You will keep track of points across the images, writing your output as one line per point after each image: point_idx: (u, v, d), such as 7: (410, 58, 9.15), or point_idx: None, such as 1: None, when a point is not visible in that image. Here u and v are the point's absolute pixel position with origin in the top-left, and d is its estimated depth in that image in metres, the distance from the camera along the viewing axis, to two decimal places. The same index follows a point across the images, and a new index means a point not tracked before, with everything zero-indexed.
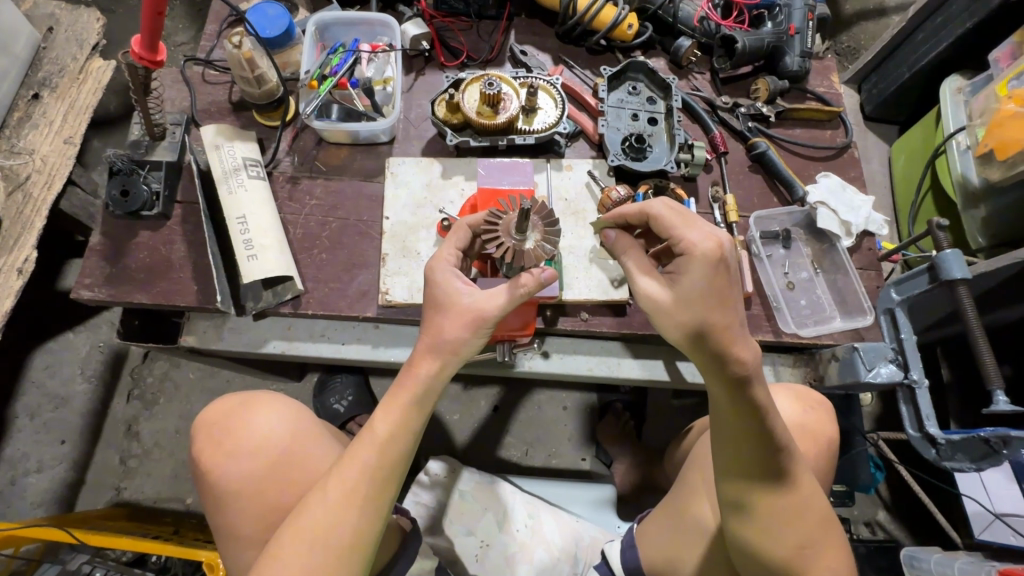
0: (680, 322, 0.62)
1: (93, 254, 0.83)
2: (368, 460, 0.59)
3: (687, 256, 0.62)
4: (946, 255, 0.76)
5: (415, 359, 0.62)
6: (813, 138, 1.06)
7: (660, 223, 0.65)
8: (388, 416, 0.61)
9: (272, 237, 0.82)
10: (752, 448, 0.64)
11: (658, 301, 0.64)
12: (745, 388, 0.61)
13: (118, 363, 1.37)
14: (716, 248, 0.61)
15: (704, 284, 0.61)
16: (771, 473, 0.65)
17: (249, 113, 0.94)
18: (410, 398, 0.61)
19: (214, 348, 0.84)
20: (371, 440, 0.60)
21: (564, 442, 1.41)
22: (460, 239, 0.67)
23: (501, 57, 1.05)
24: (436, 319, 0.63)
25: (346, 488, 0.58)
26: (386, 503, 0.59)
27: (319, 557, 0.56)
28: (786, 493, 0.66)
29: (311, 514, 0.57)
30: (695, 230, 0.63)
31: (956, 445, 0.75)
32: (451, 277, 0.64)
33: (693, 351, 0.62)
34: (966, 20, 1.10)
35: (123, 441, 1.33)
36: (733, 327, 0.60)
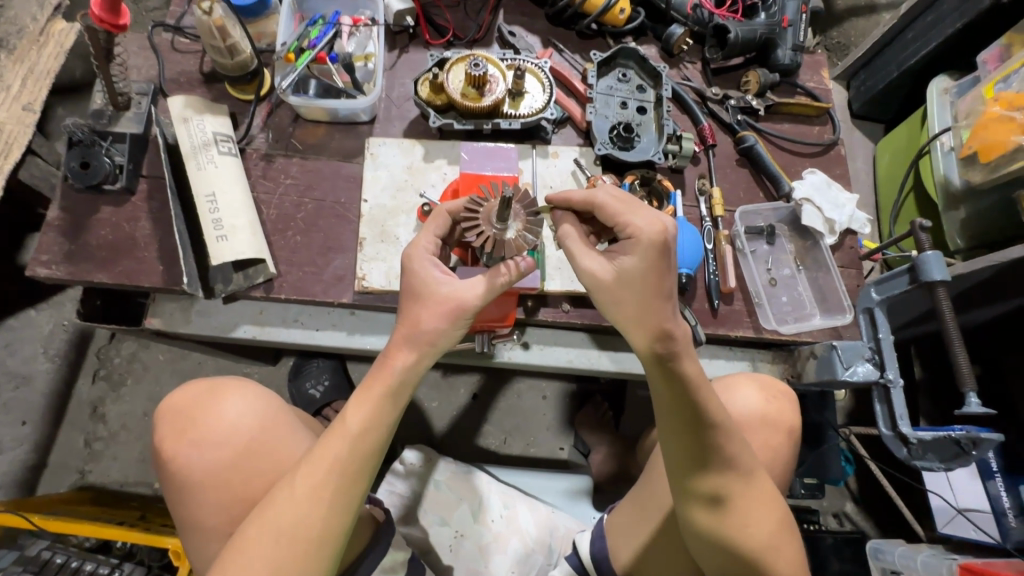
0: (621, 306, 0.62)
1: (50, 229, 0.79)
2: (338, 454, 0.57)
3: (632, 241, 0.61)
4: (926, 257, 0.76)
5: (391, 349, 0.60)
6: (801, 134, 1.06)
7: (606, 211, 0.63)
8: (361, 409, 0.59)
9: (242, 217, 0.78)
10: (704, 439, 0.63)
11: (599, 282, 0.62)
12: (678, 369, 0.61)
13: (83, 343, 1.32)
14: (660, 234, 0.60)
15: (648, 269, 0.60)
16: (733, 470, 0.65)
17: (221, 85, 0.90)
18: (385, 391, 0.59)
19: (181, 331, 0.81)
20: (342, 434, 0.58)
21: (543, 431, 1.41)
22: (439, 225, 0.65)
23: (489, 38, 1.01)
24: (412, 308, 0.61)
25: (315, 483, 0.56)
26: (356, 501, 0.58)
27: (284, 553, 0.54)
28: (751, 492, 0.66)
29: (278, 509, 0.55)
30: (641, 214, 0.61)
31: (927, 444, 0.76)
32: (427, 265, 0.61)
33: (630, 329, 0.62)
34: (956, 19, 1.10)
35: (89, 424, 1.28)
36: (665, 308, 0.60)
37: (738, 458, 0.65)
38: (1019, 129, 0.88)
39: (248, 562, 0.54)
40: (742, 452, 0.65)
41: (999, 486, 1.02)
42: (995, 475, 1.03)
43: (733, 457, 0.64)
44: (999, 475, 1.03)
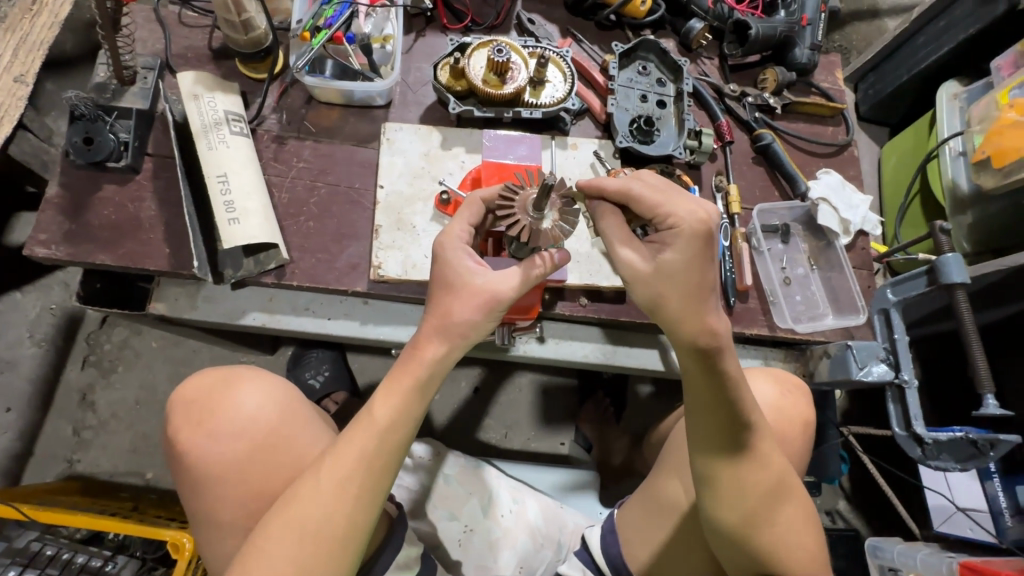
0: (663, 299, 0.61)
1: (49, 207, 0.75)
2: (366, 448, 0.58)
3: (674, 232, 0.59)
4: (946, 259, 0.76)
5: (420, 342, 0.61)
6: (816, 134, 1.06)
7: (643, 202, 0.60)
8: (388, 402, 0.59)
9: (255, 200, 0.75)
10: (738, 434, 0.65)
11: (640, 275, 0.61)
12: (720, 366, 0.62)
13: (72, 328, 1.28)
14: (703, 224, 0.58)
15: (691, 261, 0.59)
16: (762, 465, 0.66)
17: (232, 62, 0.86)
18: (412, 385, 0.60)
19: (187, 317, 0.78)
20: (369, 428, 0.59)
21: (545, 427, 1.40)
22: (473, 213, 0.65)
23: (507, 25, 0.99)
24: (449, 299, 0.61)
25: (341, 475, 0.57)
26: (382, 493, 0.59)
27: (311, 545, 0.55)
28: (779, 489, 0.67)
29: (304, 502, 0.56)
30: (683, 204, 0.59)
31: (942, 445, 0.77)
32: (459, 258, 0.62)
33: (673, 328, 0.62)
34: (970, 25, 1.10)
35: (77, 412, 1.24)
36: (707, 303, 0.60)
37: (766, 454, 0.67)
38: None
39: (274, 555, 0.54)
40: (769, 449, 0.67)
41: (997, 487, 1.06)
42: (993, 476, 1.06)
43: (760, 452, 0.66)
44: (996, 476, 1.06)
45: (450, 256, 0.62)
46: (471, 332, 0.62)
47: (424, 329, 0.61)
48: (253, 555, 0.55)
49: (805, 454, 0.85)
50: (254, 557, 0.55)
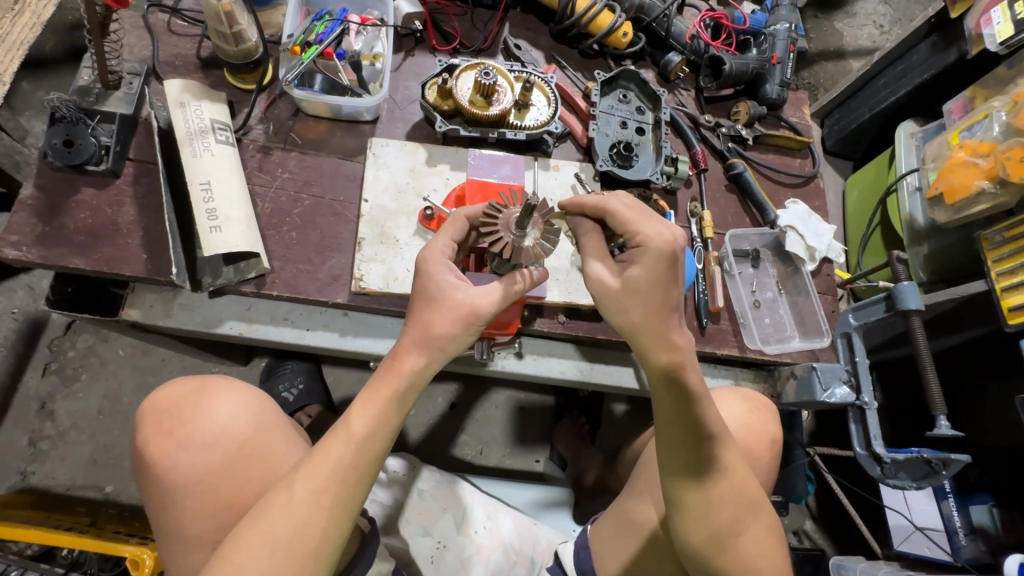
0: (629, 311, 0.63)
1: (23, 208, 0.74)
2: (341, 457, 0.58)
3: (641, 249, 0.61)
4: (902, 287, 0.79)
5: (400, 353, 0.62)
6: (784, 166, 1.12)
7: (616, 219, 0.63)
8: (365, 412, 0.60)
9: (238, 208, 0.75)
10: (701, 449, 0.66)
11: (608, 288, 0.64)
12: (684, 383, 0.64)
13: (34, 334, 1.23)
14: (668, 244, 0.60)
15: (655, 277, 0.61)
16: (728, 480, 0.68)
17: (220, 72, 0.87)
18: (391, 393, 0.61)
19: (161, 324, 0.76)
20: (346, 438, 0.59)
21: (520, 444, 1.41)
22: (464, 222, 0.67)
23: (494, 49, 1.02)
24: (432, 310, 0.62)
25: (315, 486, 0.57)
26: (355, 506, 0.58)
27: (281, 557, 0.54)
28: (747, 505, 0.69)
29: (276, 513, 0.56)
30: (652, 224, 0.62)
31: (900, 464, 0.78)
32: (443, 270, 0.63)
33: (641, 342, 0.64)
34: (924, 71, 1.19)
35: (35, 421, 1.19)
36: (667, 320, 0.63)
37: (735, 470, 0.69)
38: (982, 175, 0.95)
39: (243, 567, 0.53)
40: (737, 463, 0.69)
41: (952, 506, 1.11)
42: (948, 496, 1.11)
43: (727, 467, 0.68)
44: (951, 496, 1.11)
45: (426, 270, 0.63)
46: (454, 343, 0.63)
47: (401, 340, 0.62)
48: (220, 565, 0.54)
49: (771, 470, 0.87)
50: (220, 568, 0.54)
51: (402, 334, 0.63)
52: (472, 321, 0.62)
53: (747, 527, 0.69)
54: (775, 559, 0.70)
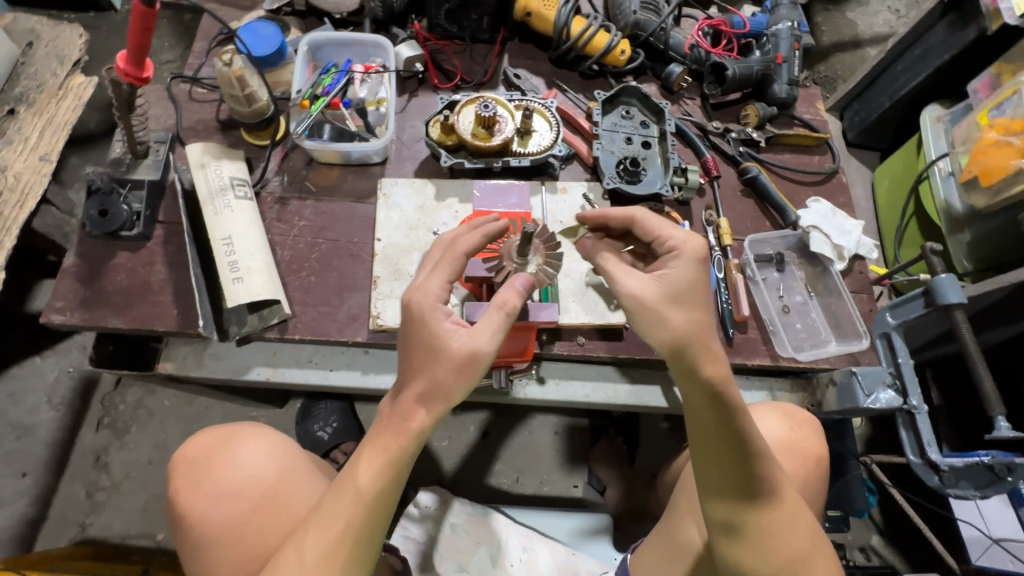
0: (669, 317, 0.63)
1: (67, 276, 0.79)
2: (350, 514, 0.59)
3: (675, 253, 0.65)
4: (941, 280, 0.75)
5: (404, 408, 0.61)
6: (802, 164, 1.09)
7: (645, 226, 0.68)
8: (370, 466, 0.60)
9: (258, 258, 0.79)
10: (747, 469, 0.62)
11: (647, 297, 0.63)
12: (728, 400, 0.62)
13: (87, 390, 1.30)
14: (700, 248, 0.65)
15: (696, 279, 0.64)
16: (775, 505, 0.64)
17: (238, 131, 0.92)
18: (397, 443, 0.61)
19: (193, 375, 0.79)
20: (353, 493, 0.59)
21: (556, 469, 1.38)
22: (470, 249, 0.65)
23: (495, 81, 1.05)
24: (424, 368, 0.61)
25: (324, 544, 0.58)
26: (366, 560, 0.60)
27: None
28: (797, 532, 0.64)
29: (289, 566, 0.57)
30: (680, 231, 0.67)
31: (958, 470, 0.72)
32: (439, 315, 0.62)
33: (680, 358, 0.62)
34: (943, 52, 1.14)
35: (91, 474, 1.25)
36: (709, 325, 0.64)
37: (783, 489, 0.64)
38: (1017, 154, 0.89)
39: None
40: (781, 485, 0.64)
41: None
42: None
43: (773, 492, 0.64)
44: None
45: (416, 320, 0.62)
46: (455, 390, 0.61)
47: (400, 386, 0.62)
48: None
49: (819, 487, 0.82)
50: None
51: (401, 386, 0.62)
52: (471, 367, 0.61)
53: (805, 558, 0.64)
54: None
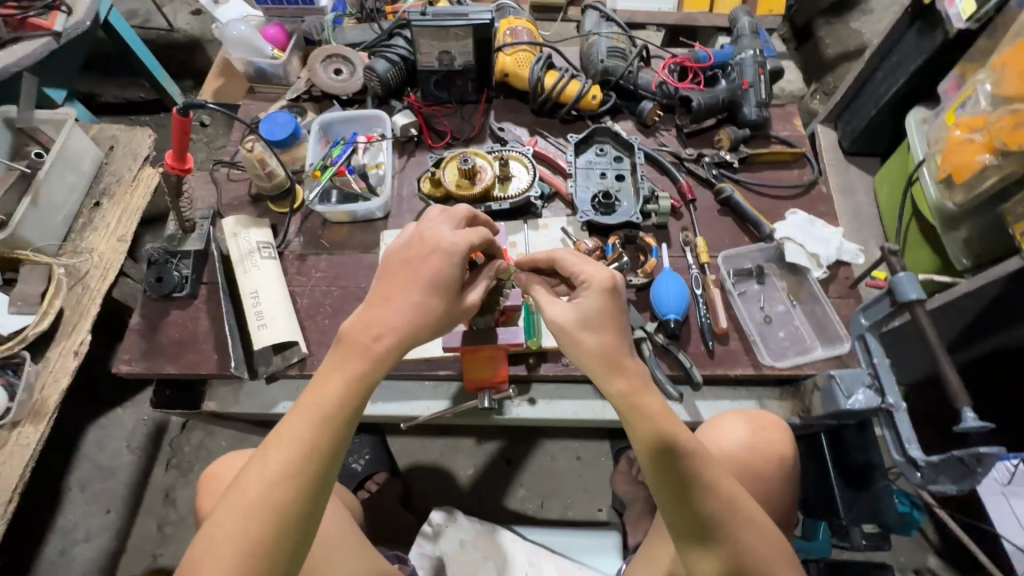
0: (581, 340, 0.69)
1: (132, 333, 0.96)
2: (308, 431, 0.61)
3: (586, 286, 0.71)
4: (899, 278, 0.78)
5: (367, 328, 0.66)
6: (779, 178, 1.13)
7: (564, 264, 0.74)
8: (327, 385, 0.64)
9: (279, 307, 0.93)
10: (673, 465, 0.63)
11: (562, 323, 0.70)
12: (642, 404, 0.66)
13: (159, 435, 1.49)
14: (608, 281, 0.70)
15: (603, 309, 0.69)
16: (714, 496, 0.63)
17: (265, 203, 1.09)
18: (359, 364, 0.65)
19: (232, 411, 0.93)
20: (311, 409, 0.62)
21: (580, 494, 1.43)
22: (449, 216, 0.75)
23: (482, 135, 1.18)
24: (418, 258, 0.70)
25: (286, 460, 0.60)
26: (322, 481, 0.61)
27: (253, 527, 0.57)
28: (738, 520, 0.63)
29: (248, 482, 0.59)
30: (593, 266, 0.72)
31: (938, 467, 0.72)
32: (436, 226, 0.73)
33: (596, 372, 0.68)
34: (917, 56, 1.15)
35: (162, 509, 1.42)
36: (620, 345, 0.69)
37: (716, 482, 0.64)
38: (983, 149, 0.95)
39: (218, 536, 0.57)
40: (719, 479, 0.64)
41: None
42: None
43: (710, 483, 0.64)
44: None
45: (404, 241, 0.72)
46: (445, 286, 0.69)
47: (357, 321, 0.67)
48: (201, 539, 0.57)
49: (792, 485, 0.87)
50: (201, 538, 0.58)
51: (383, 294, 0.69)
52: (463, 254, 0.71)
53: (754, 544, 0.63)
54: (784, 562, 0.65)
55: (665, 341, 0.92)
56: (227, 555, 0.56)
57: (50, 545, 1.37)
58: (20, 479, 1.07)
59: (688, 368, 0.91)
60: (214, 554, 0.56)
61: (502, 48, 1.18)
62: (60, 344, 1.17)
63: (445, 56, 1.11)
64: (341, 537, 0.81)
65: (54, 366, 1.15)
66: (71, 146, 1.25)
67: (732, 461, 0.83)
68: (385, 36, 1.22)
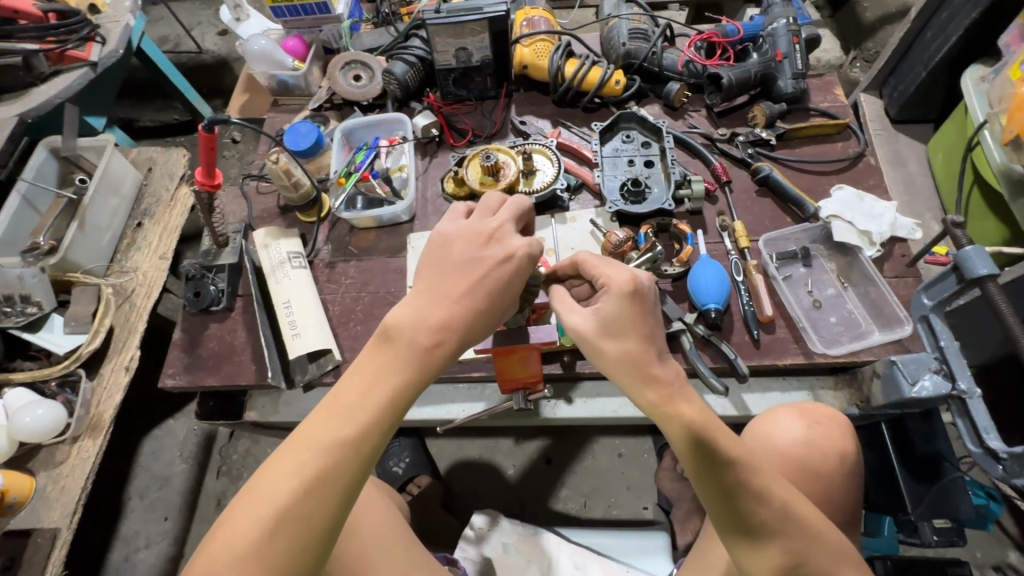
0: (603, 349, 0.67)
1: (175, 348, 0.99)
2: (349, 432, 0.59)
3: (605, 289, 0.68)
4: (967, 252, 0.71)
5: (413, 334, 0.65)
6: (822, 153, 1.06)
7: (586, 267, 0.71)
8: (369, 384, 0.62)
9: (311, 316, 0.94)
10: (719, 475, 0.60)
11: (583, 331, 0.68)
12: (677, 411, 0.63)
13: (209, 444, 1.55)
14: (628, 283, 0.66)
15: (624, 315, 0.66)
16: (765, 505, 0.59)
17: (294, 214, 1.10)
18: (407, 364, 0.64)
19: (272, 419, 0.95)
20: (352, 410, 0.61)
21: (624, 492, 1.39)
22: (516, 211, 0.75)
23: (504, 130, 1.15)
24: (486, 258, 0.69)
25: (320, 460, 0.57)
26: (351, 483, 0.58)
27: (283, 536, 0.55)
28: (793, 527, 0.59)
29: (275, 485, 0.56)
30: (613, 268, 0.69)
31: (1022, 458, 0.67)
32: (506, 227, 0.73)
33: (625, 382, 0.66)
34: (972, 9, 1.05)
35: (215, 515, 1.47)
36: (648, 352, 0.65)
37: (768, 489, 0.60)
38: None
39: (241, 546, 0.54)
40: (770, 486, 0.60)
41: None
42: None
43: (761, 489, 0.60)
44: None
45: (469, 234, 0.71)
46: (507, 294, 0.69)
47: (408, 314, 0.66)
48: (220, 545, 0.54)
49: (854, 485, 0.81)
50: (220, 542, 0.54)
51: (441, 290, 0.68)
52: (533, 263, 0.71)
53: (808, 551, 0.59)
54: (843, 560, 0.60)
55: (705, 332, 0.87)
56: (250, 558, 0.53)
57: (116, 551, 1.44)
58: (82, 491, 1.12)
59: (732, 359, 0.85)
60: (238, 566, 0.53)
61: (519, 40, 1.15)
62: (112, 360, 1.22)
63: (463, 52, 1.09)
64: (392, 537, 0.81)
65: (107, 383, 1.20)
66: (112, 170, 1.29)
67: (784, 458, 0.79)
68: (401, 38, 1.22)
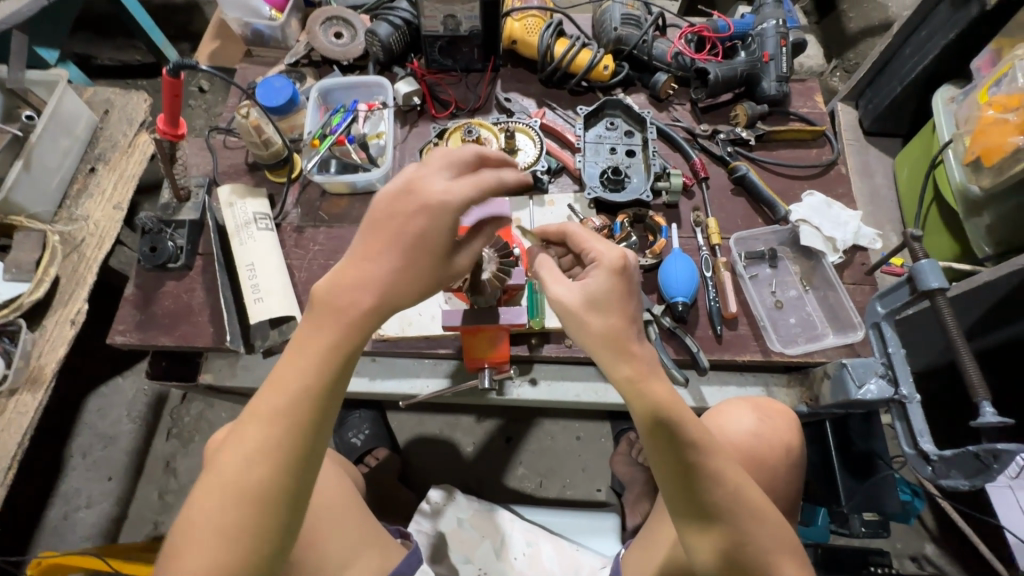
0: (587, 322, 0.66)
1: (127, 304, 0.94)
2: (288, 405, 0.57)
3: (596, 264, 0.68)
4: (921, 266, 0.75)
5: (337, 302, 0.60)
6: (797, 158, 1.08)
7: (575, 239, 0.71)
8: (302, 354, 0.59)
9: (275, 281, 0.91)
10: (678, 454, 0.62)
11: (568, 303, 0.67)
12: (649, 390, 0.63)
13: (159, 405, 1.49)
14: (619, 259, 0.67)
15: (610, 290, 0.66)
16: (720, 485, 0.62)
17: (263, 172, 1.05)
18: (334, 331, 0.60)
19: (228, 384, 0.92)
20: (290, 383, 0.58)
21: (579, 473, 1.42)
22: (449, 160, 0.64)
23: (487, 105, 1.13)
24: (402, 215, 0.61)
25: (262, 437, 0.56)
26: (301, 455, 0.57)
27: (240, 516, 0.54)
28: (742, 508, 0.62)
29: (226, 467, 0.55)
30: (604, 244, 0.69)
31: (950, 461, 0.71)
32: (431, 175, 0.62)
33: (601, 356, 0.65)
34: (949, 30, 1.08)
35: (163, 478, 1.43)
36: (629, 329, 0.65)
37: (722, 472, 0.62)
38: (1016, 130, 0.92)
39: (199, 530, 0.54)
40: (726, 468, 0.62)
41: None
42: None
43: (716, 471, 0.62)
44: None
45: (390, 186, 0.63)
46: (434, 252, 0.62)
47: (332, 282, 0.61)
48: (183, 529, 0.55)
49: (796, 477, 0.85)
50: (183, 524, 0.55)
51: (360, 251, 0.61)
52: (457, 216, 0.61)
53: (753, 532, 0.62)
54: (784, 545, 0.64)
55: (671, 324, 0.89)
56: (209, 539, 0.54)
57: (54, 511, 1.39)
58: (19, 447, 1.07)
59: (694, 353, 0.88)
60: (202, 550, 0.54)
61: (510, 14, 1.12)
62: (56, 313, 1.15)
63: (451, 19, 1.04)
64: (345, 506, 0.80)
65: (50, 336, 1.13)
66: (63, 109, 1.20)
67: (735, 449, 0.81)
68: None
